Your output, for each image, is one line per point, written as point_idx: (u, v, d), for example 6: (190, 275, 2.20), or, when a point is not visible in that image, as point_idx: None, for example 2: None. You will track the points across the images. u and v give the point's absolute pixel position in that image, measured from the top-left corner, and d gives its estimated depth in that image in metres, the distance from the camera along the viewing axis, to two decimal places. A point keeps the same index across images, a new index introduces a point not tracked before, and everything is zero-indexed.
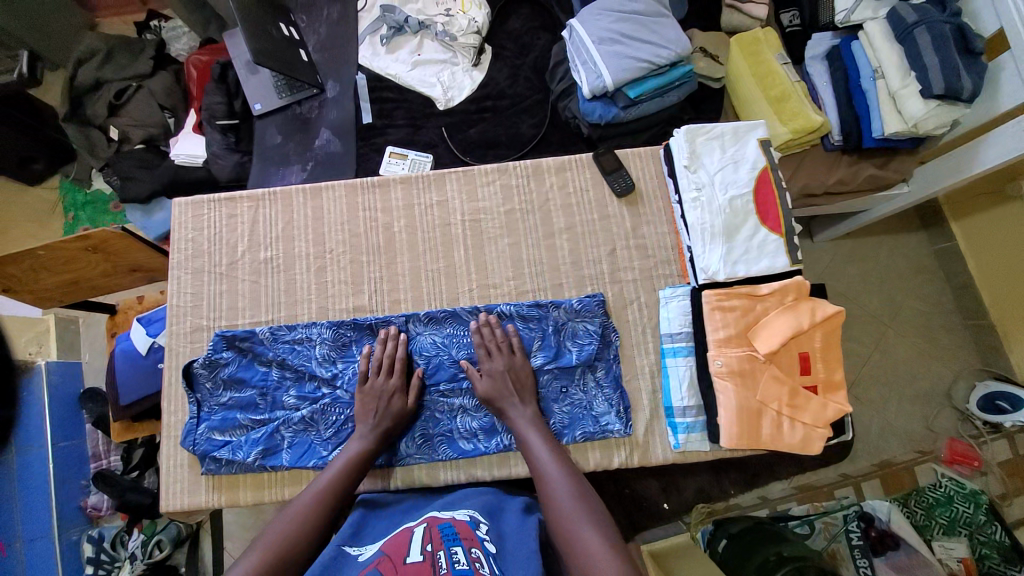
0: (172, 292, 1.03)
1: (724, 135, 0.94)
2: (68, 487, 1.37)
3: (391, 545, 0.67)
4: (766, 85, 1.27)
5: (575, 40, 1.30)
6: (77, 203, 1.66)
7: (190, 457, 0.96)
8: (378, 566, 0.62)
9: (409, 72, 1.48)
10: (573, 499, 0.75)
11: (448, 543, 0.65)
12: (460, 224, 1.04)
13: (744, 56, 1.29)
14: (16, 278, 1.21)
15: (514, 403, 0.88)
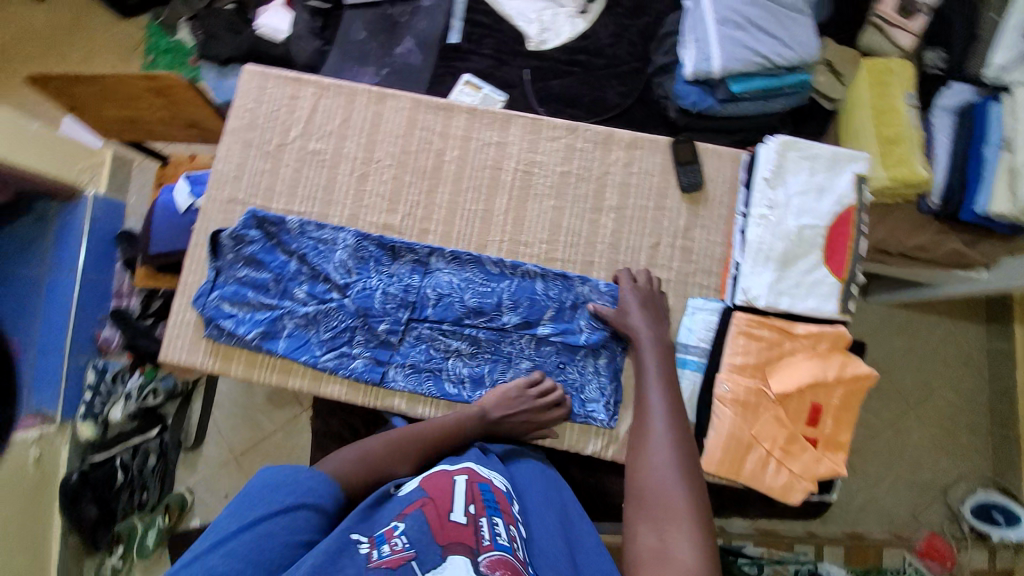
0: (219, 157, 1.04)
1: (822, 160, 0.88)
2: (88, 311, 1.51)
3: (433, 486, 0.68)
4: (880, 121, 1.16)
5: (695, 14, 1.21)
6: (159, 48, 1.63)
7: (197, 318, 0.99)
8: (422, 509, 0.64)
9: (511, 3, 1.42)
10: (670, 455, 0.73)
11: (491, 510, 0.66)
12: (511, 171, 1.00)
13: (868, 84, 1.19)
14: (80, 100, 1.18)
15: (646, 327, 0.87)
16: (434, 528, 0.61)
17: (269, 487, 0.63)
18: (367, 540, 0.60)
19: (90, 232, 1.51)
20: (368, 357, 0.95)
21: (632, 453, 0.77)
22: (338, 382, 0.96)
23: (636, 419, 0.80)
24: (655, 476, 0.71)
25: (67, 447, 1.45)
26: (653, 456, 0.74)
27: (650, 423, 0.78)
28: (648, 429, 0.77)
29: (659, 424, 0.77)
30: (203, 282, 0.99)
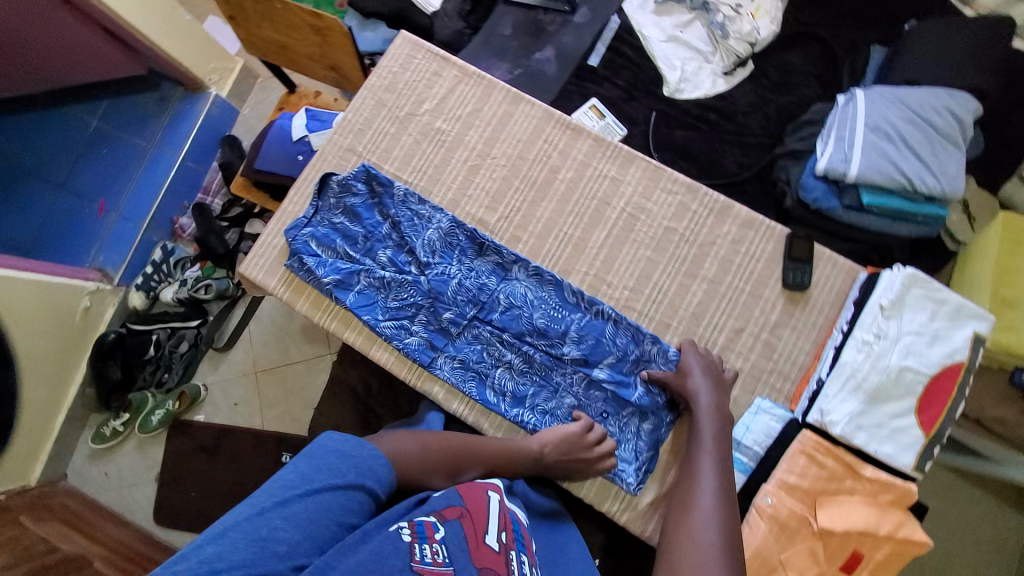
0: (352, 107, 1.07)
1: (948, 308, 0.84)
2: (183, 185, 1.97)
3: (469, 497, 0.71)
4: (999, 280, 1.11)
5: (845, 112, 1.16)
6: None
7: (283, 246, 1.03)
8: (461, 522, 0.66)
9: (660, 43, 1.39)
10: (713, 539, 0.70)
11: (518, 544, 0.69)
12: (618, 210, 0.98)
13: (1000, 238, 1.13)
14: (243, 14, 1.20)
15: (707, 394, 0.84)
16: (471, 546, 0.64)
17: (334, 456, 0.65)
18: (407, 529, 0.62)
19: (200, 125, 1.94)
20: (423, 339, 0.95)
21: (672, 523, 0.74)
22: (387, 351, 0.97)
23: (681, 489, 0.77)
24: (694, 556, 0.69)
25: (113, 306, 1.91)
26: (694, 534, 0.71)
27: (696, 497, 0.75)
28: (693, 503, 0.74)
29: (706, 502, 0.74)
30: (300, 215, 1.03)
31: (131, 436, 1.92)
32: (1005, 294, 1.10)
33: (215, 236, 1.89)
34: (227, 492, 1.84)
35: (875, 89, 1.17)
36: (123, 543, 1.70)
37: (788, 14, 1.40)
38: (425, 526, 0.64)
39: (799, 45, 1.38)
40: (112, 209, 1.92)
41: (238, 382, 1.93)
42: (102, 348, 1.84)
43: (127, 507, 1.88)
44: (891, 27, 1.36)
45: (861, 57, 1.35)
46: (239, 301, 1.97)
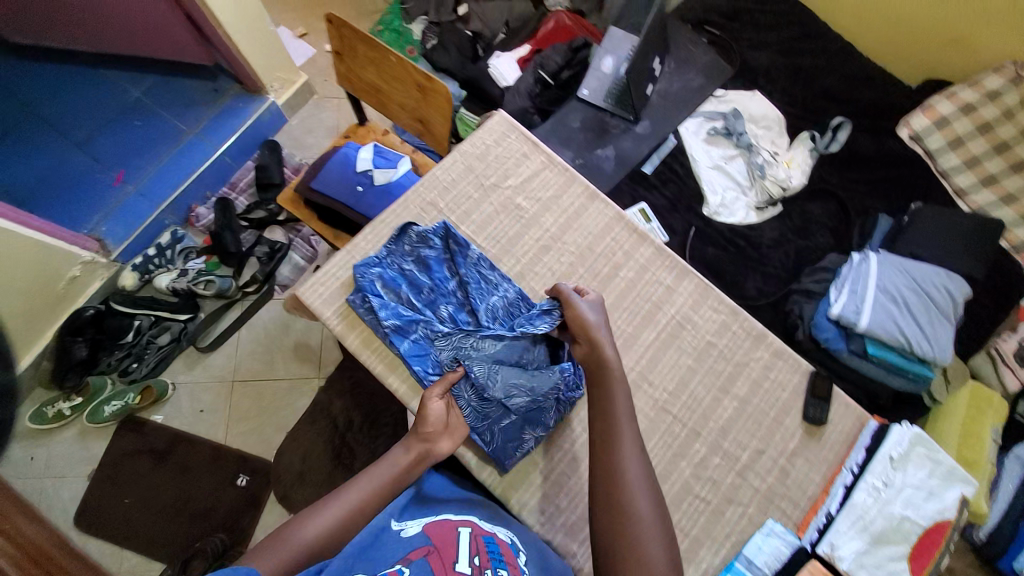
0: (443, 166, 1.15)
1: (943, 468, 0.98)
2: (212, 175, 1.94)
3: (437, 538, 0.77)
4: (964, 442, 1.28)
5: (859, 269, 1.33)
6: (391, 27, 2.16)
7: (347, 280, 1.06)
8: (427, 558, 0.72)
9: (706, 169, 1.55)
10: (652, 512, 0.77)
11: (494, 563, 0.75)
12: (669, 316, 1.07)
13: (966, 405, 1.31)
14: (355, 56, 1.31)
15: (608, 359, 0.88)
16: (438, 572, 0.70)
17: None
18: None
19: (247, 126, 1.96)
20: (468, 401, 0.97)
21: (604, 496, 0.78)
22: None
23: (605, 463, 0.80)
24: (640, 531, 0.75)
25: (100, 280, 1.77)
26: (635, 509, 0.76)
27: (627, 477, 0.78)
28: (628, 480, 0.78)
29: (636, 477, 0.79)
30: (372, 253, 1.07)
31: (75, 422, 1.75)
32: (971, 457, 1.26)
33: (230, 232, 1.86)
34: (168, 506, 1.67)
35: (885, 255, 1.34)
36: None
37: (814, 170, 1.59)
38: (390, 575, 0.69)
39: (822, 198, 1.56)
40: (130, 181, 1.84)
41: (210, 386, 1.81)
42: (75, 322, 1.71)
43: (45, 502, 1.67)
44: (894, 200, 1.55)
45: (868, 221, 1.52)
46: (235, 305, 1.88)
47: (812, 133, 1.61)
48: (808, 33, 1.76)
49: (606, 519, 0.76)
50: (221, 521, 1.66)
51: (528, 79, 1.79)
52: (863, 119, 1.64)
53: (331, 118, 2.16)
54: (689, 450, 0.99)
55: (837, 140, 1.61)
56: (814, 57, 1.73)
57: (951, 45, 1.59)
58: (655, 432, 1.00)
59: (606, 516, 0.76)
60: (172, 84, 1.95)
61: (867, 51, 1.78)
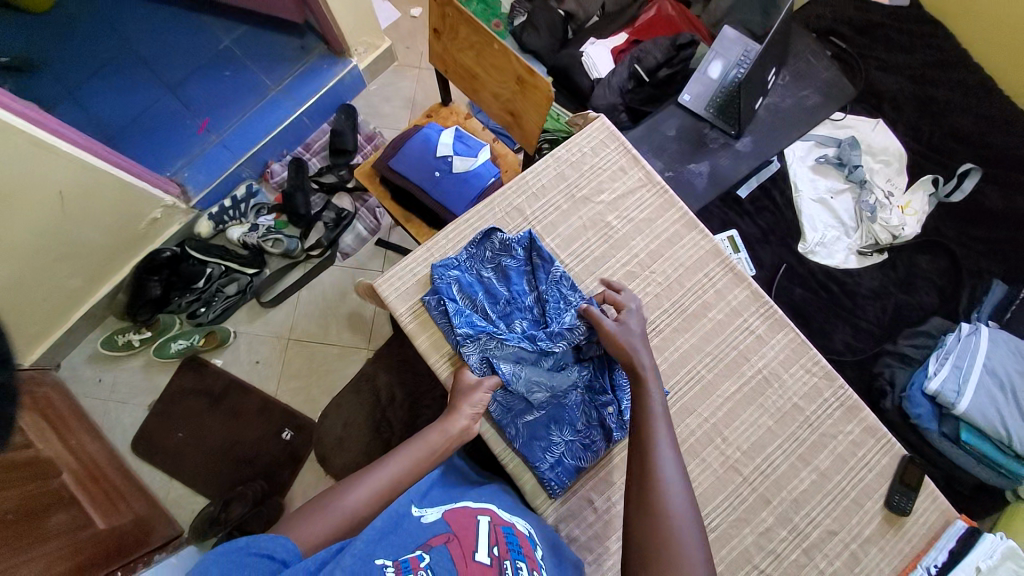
0: (533, 171, 1.10)
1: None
2: (290, 134, 1.95)
3: (457, 525, 0.77)
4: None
5: (966, 343, 1.19)
6: None
7: (423, 277, 1.06)
8: (448, 545, 0.72)
9: (809, 202, 1.44)
10: (692, 516, 0.73)
11: (512, 554, 0.76)
12: (755, 369, 1.01)
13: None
14: (454, 37, 1.25)
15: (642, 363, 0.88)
16: (459, 563, 0.69)
17: (249, 547, 0.64)
18: (392, 565, 0.68)
19: (328, 88, 1.94)
20: (534, 419, 0.96)
21: (636, 495, 0.75)
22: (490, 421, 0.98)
23: (640, 464, 0.77)
24: (679, 534, 0.71)
25: (178, 224, 1.84)
26: (670, 510, 0.73)
27: (662, 479, 0.75)
28: (664, 482, 0.75)
29: (671, 479, 0.76)
30: (452, 254, 1.06)
31: (141, 353, 1.83)
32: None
33: (301, 193, 1.86)
34: (215, 449, 1.75)
35: (998, 331, 1.21)
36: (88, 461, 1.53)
37: (932, 219, 1.44)
38: (409, 561, 0.68)
39: (931, 250, 1.42)
40: (214, 131, 1.87)
41: (266, 341, 1.85)
42: (151, 262, 1.77)
43: (109, 423, 1.76)
44: (1017, 266, 1.37)
45: (981, 285, 1.37)
46: (299, 265, 1.90)
47: (936, 177, 1.46)
48: (950, 61, 1.54)
49: (643, 517, 0.73)
50: (263, 469, 1.72)
51: (623, 73, 1.67)
52: (994, 168, 1.46)
53: (410, 88, 2.10)
54: (755, 517, 0.94)
55: (962, 189, 1.44)
56: (952, 89, 1.54)
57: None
58: (722, 490, 0.95)
59: (643, 518, 0.73)
60: (262, 38, 1.93)
61: (1008, 90, 1.51)
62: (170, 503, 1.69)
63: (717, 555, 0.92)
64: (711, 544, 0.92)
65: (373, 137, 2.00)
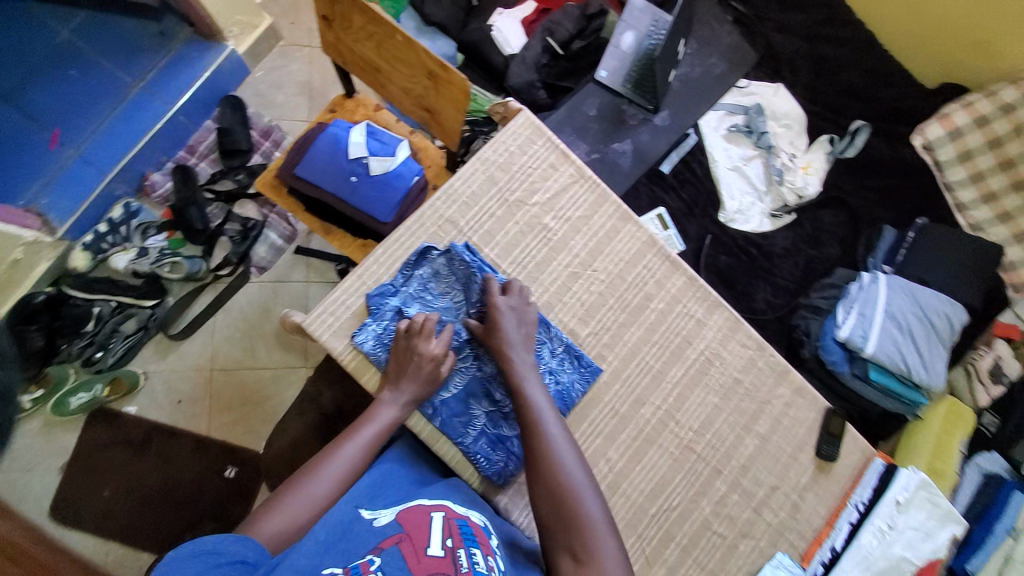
0: (461, 178, 1.05)
1: (942, 510, 1.03)
2: (167, 139, 1.67)
3: (410, 523, 0.71)
4: (937, 453, 1.32)
5: (868, 291, 1.34)
6: None
7: (359, 308, 0.99)
8: (398, 546, 0.66)
9: (727, 171, 1.55)
10: (585, 478, 0.78)
11: (466, 543, 0.70)
12: (698, 351, 1.06)
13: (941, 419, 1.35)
14: (349, 26, 1.10)
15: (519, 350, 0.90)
16: (411, 561, 0.64)
17: (216, 551, 0.64)
18: (343, 573, 0.63)
19: (205, 79, 1.67)
20: (453, 396, 0.95)
21: (533, 478, 0.79)
22: (452, 448, 0.96)
23: (531, 447, 0.81)
24: (575, 498, 0.76)
25: (50, 261, 1.54)
26: (563, 479, 0.77)
27: (552, 452, 0.80)
28: (553, 454, 0.80)
29: (560, 451, 0.80)
30: (387, 280, 1.00)
31: (35, 414, 1.57)
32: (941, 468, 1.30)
33: (195, 207, 1.62)
34: (151, 496, 1.56)
35: (893, 278, 1.37)
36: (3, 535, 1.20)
37: (830, 175, 1.60)
38: (359, 566, 0.63)
39: (833, 206, 1.57)
40: (70, 144, 1.56)
41: (187, 375, 1.64)
42: (25, 309, 1.50)
43: (10, 500, 1.52)
44: (903, 212, 1.56)
45: (875, 232, 1.53)
46: (207, 289, 1.69)
47: (832, 136, 1.61)
48: (835, 18, 1.68)
49: (542, 493, 0.77)
50: (207, 516, 1.57)
51: (536, 47, 1.58)
52: (883, 124, 1.62)
53: (302, 71, 1.86)
54: (711, 488, 1.01)
55: (855, 145, 1.60)
56: (838, 50, 1.67)
57: (977, 51, 1.53)
58: (679, 470, 1.01)
59: (543, 497, 0.77)
60: (108, 25, 1.58)
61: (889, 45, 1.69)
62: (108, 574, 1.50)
63: (680, 530, 0.98)
64: (673, 521, 0.98)
65: (270, 132, 1.77)
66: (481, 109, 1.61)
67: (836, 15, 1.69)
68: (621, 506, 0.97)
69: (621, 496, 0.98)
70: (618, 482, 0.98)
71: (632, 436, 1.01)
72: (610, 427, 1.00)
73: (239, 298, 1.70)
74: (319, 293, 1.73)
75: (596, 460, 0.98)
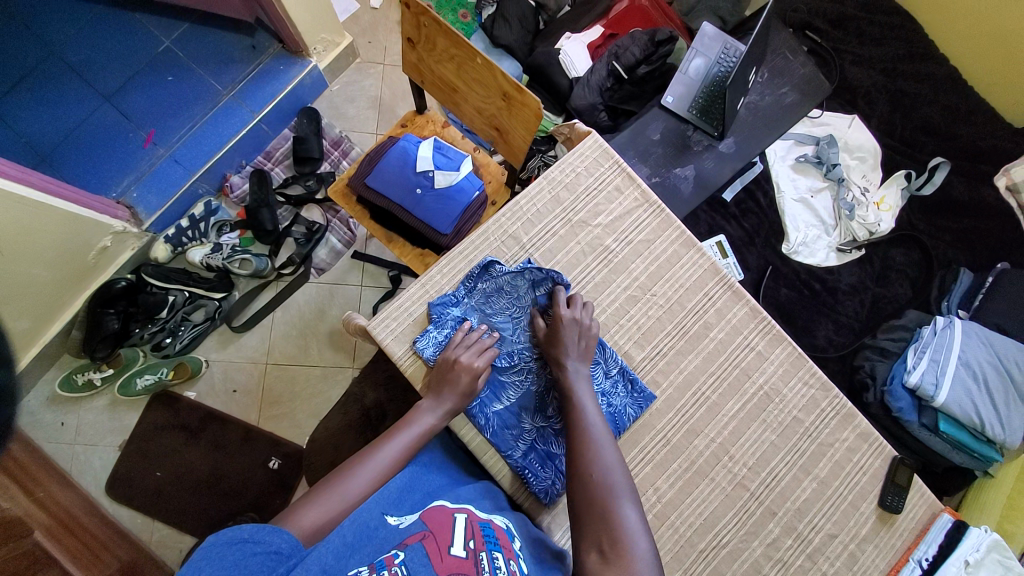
0: (526, 195, 1.07)
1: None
2: (247, 144, 1.78)
3: (433, 523, 0.72)
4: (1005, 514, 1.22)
5: (942, 336, 1.27)
6: None
7: (420, 316, 1.02)
8: (421, 542, 0.66)
9: (791, 201, 1.52)
10: (623, 480, 0.76)
11: (487, 546, 0.70)
12: (757, 386, 1.03)
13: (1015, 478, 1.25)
14: (432, 47, 1.15)
15: (573, 356, 0.91)
16: (434, 558, 0.63)
17: (254, 541, 0.64)
18: (366, 568, 0.62)
19: (287, 93, 1.77)
20: (505, 408, 0.96)
21: (573, 475, 0.78)
22: (500, 461, 0.97)
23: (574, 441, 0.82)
24: (609, 494, 0.74)
25: (132, 250, 1.68)
26: (598, 474, 0.76)
27: (594, 452, 0.79)
28: (595, 450, 0.79)
29: (603, 448, 0.80)
30: (448, 291, 1.03)
31: (104, 392, 1.68)
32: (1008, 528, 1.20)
33: (268, 209, 1.72)
34: (201, 481, 1.64)
35: (970, 323, 1.29)
36: (65, 507, 1.28)
37: (904, 212, 1.54)
38: (384, 559, 0.63)
39: (905, 244, 1.51)
40: (162, 144, 1.68)
41: (244, 368, 1.73)
42: (106, 294, 1.61)
43: (77, 468, 1.62)
44: (982, 254, 1.47)
45: (950, 274, 1.46)
46: (270, 286, 1.78)
47: (908, 172, 1.54)
48: (915, 52, 1.63)
49: (577, 486, 0.77)
50: (251, 502, 1.63)
51: (601, 71, 1.62)
52: (964, 162, 1.54)
53: (374, 87, 1.96)
54: (763, 530, 0.97)
55: (932, 181, 1.53)
56: (918, 83, 1.61)
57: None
58: (730, 507, 0.97)
59: (578, 490, 0.76)
60: (205, 36, 1.73)
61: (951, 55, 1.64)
62: (156, 548, 1.58)
63: (729, 569, 0.95)
64: (721, 560, 0.95)
65: (340, 142, 1.87)
66: (544, 129, 1.65)
67: (917, 47, 1.63)
68: (668, 539, 0.94)
69: (669, 528, 0.95)
70: (666, 513, 0.95)
71: (684, 467, 0.98)
72: (661, 455, 0.98)
73: (299, 296, 1.78)
74: (372, 298, 1.80)
75: (645, 488, 0.96)
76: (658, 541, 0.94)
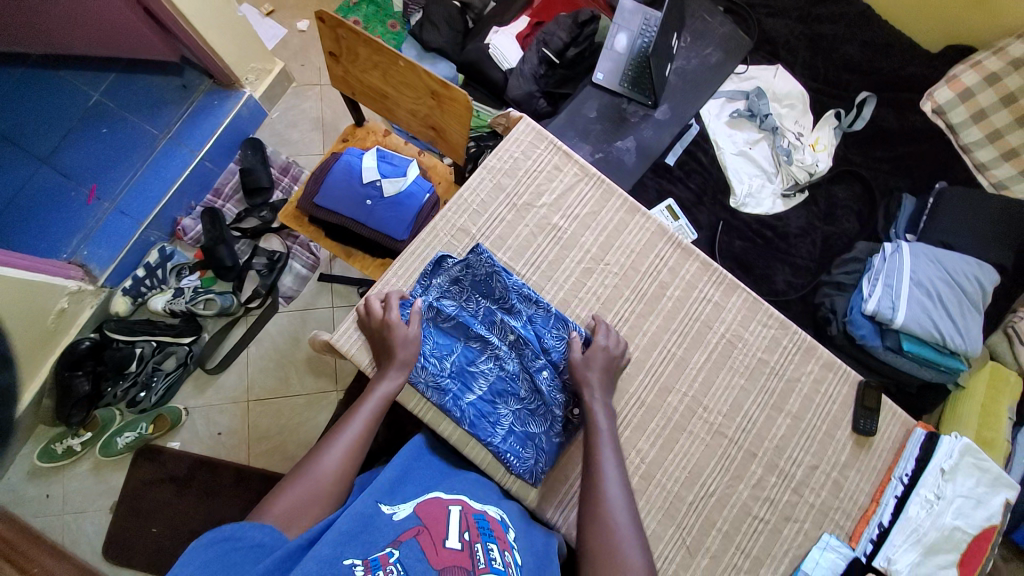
0: (469, 186, 1.09)
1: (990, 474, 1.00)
2: (193, 184, 1.76)
3: (428, 517, 0.72)
4: (983, 422, 1.29)
5: (892, 261, 1.32)
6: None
7: None
8: (416, 538, 0.66)
9: (732, 156, 1.57)
10: (632, 526, 0.77)
11: (482, 539, 0.71)
12: (719, 334, 1.06)
13: (986, 386, 1.32)
14: (355, 57, 1.16)
15: (595, 391, 0.93)
16: (430, 553, 0.64)
17: (236, 538, 0.64)
18: (361, 565, 0.62)
19: (226, 125, 1.76)
20: (478, 396, 0.98)
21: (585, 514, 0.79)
22: (482, 450, 0.99)
23: (586, 479, 0.83)
24: (619, 541, 0.75)
25: (91, 308, 1.65)
26: (610, 517, 0.77)
27: (608, 498, 0.79)
28: (610, 496, 0.79)
29: (613, 489, 0.80)
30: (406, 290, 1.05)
31: (86, 457, 1.65)
32: (988, 435, 1.27)
33: (225, 246, 1.68)
34: (200, 529, 1.61)
35: (917, 245, 1.34)
36: None
37: (840, 150, 1.60)
38: (378, 557, 0.63)
39: (845, 180, 1.57)
40: (106, 198, 1.66)
41: (226, 408, 1.71)
42: (71, 357, 1.58)
43: (70, 538, 1.59)
44: (919, 178, 1.54)
45: (893, 202, 1.52)
46: (239, 321, 1.76)
47: (837, 111, 1.60)
48: None
49: (586, 528, 0.77)
50: None
51: (532, 59, 1.64)
52: (889, 93, 1.61)
53: (314, 108, 1.96)
54: (747, 473, 1.00)
55: (862, 117, 1.59)
56: (834, 24, 1.67)
57: (930, 16, 1.60)
58: (712, 456, 1.00)
59: (584, 527, 0.77)
60: (134, 83, 1.71)
61: None
62: None
63: (720, 516, 0.97)
64: (711, 508, 0.97)
65: (288, 168, 1.86)
66: (484, 123, 1.67)
67: None
68: (657, 497, 0.97)
69: (657, 487, 0.97)
70: (653, 472, 0.98)
71: (662, 425, 1.00)
72: (638, 417, 1.00)
73: (270, 327, 1.77)
74: (343, 316, 1.80)
75: (628, 452, 0.99)
76: (647, 501, 0.96)
